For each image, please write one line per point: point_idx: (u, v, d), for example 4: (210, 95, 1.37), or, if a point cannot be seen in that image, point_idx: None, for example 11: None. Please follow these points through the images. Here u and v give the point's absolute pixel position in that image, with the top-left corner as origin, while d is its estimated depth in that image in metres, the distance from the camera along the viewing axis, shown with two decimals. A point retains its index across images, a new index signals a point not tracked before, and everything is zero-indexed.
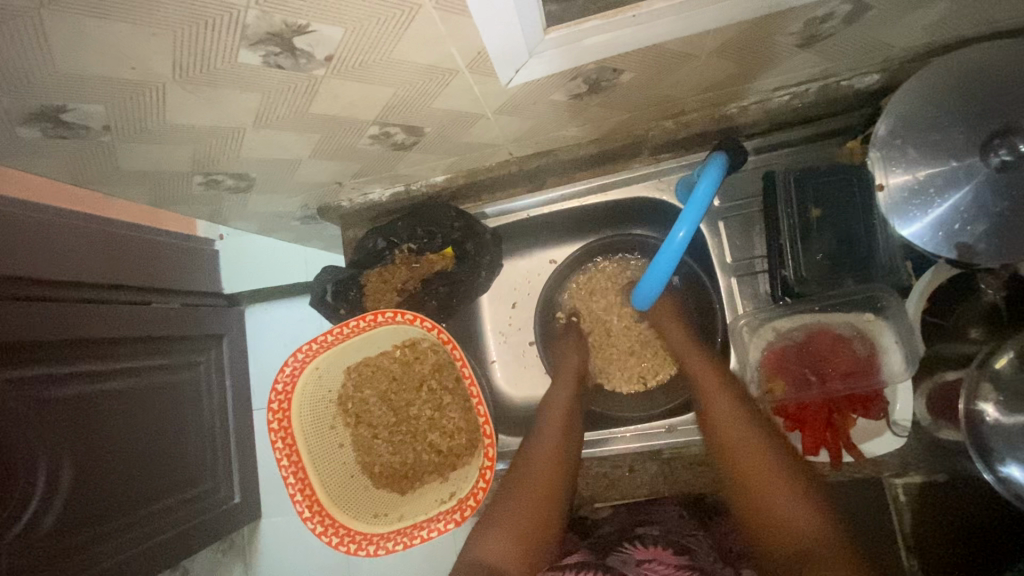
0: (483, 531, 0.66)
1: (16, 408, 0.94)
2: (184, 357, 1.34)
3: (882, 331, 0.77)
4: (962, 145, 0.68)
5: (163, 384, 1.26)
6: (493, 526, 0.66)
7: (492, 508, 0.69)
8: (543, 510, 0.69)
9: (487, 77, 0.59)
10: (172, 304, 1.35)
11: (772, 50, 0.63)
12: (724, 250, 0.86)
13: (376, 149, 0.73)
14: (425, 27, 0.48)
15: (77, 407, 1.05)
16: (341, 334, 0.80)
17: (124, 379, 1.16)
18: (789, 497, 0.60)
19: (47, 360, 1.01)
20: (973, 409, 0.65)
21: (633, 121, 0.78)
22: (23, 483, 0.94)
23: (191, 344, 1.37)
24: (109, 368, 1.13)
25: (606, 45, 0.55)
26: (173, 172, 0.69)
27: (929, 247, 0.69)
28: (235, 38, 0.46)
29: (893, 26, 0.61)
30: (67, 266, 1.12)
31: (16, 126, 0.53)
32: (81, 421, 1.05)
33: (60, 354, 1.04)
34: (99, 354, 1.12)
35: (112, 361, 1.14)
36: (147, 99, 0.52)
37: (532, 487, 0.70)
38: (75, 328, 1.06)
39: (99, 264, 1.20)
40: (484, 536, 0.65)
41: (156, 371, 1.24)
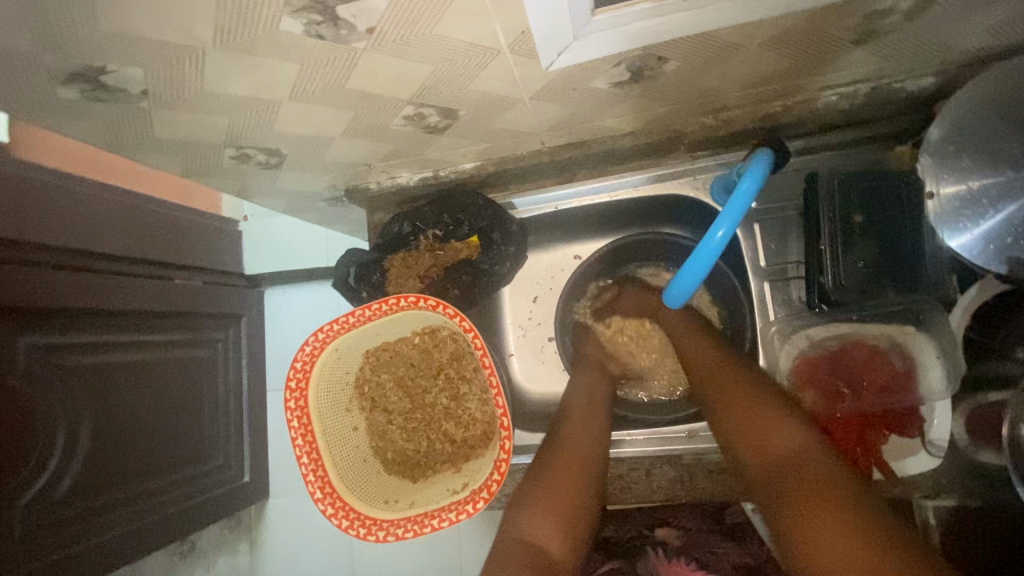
0: (523, 512, 0.66)
1: (39, 371, 0.96)
2: (203, 334, 1.35)
3: (923, 345, 0.74)
4: (1019, 154, 0.65)
5: (181, 359, 1.27)
6: (535, 510, 0.65)
7: (522, 496, 0.68)
8: (577, 497, 0.67)
9: (528, 59, 0.57)
10: (194, 281, 1.35)
11: (826, 44, 0.60)
12: (759, 253, 0.84)
13: (409, 131, 0.72)
14: (470, 1, 0.46)
15: (98, 376, 1.07)
16: (363, 316, 0.80)
17: (144, 351, 1.17)
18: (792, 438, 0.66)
19: (71, 325, 1.03)
20: (1016, 434, 0.62)
21: (672, 116, 0.76)
22: (42, 450, 0.95)
23: (209, 322, 1.39)
24: (130, 339, 1.14)
25: (654, 31, 0.53)
26: (206, 143, 0.69)
27: (977, 261, 0.66)
28: (279, 4, 0.45)
29: (957, 25, 0.58)
30: (94, 235, 1.13)
31: (57, 86, 0.53)
32: (100, 389, 1.07)
33: (82, 323, 1.05)
34: (120, 325, 1.13)
35: (132, 333, 1.15)
36: (185, 66, 0.52)
37: (563, 477, 0.69)
38: (98, 296, 1.08)
39: (126, 235, 1.21)
40: (529, 520, 0.64)
41: (174, 346, 1.25)
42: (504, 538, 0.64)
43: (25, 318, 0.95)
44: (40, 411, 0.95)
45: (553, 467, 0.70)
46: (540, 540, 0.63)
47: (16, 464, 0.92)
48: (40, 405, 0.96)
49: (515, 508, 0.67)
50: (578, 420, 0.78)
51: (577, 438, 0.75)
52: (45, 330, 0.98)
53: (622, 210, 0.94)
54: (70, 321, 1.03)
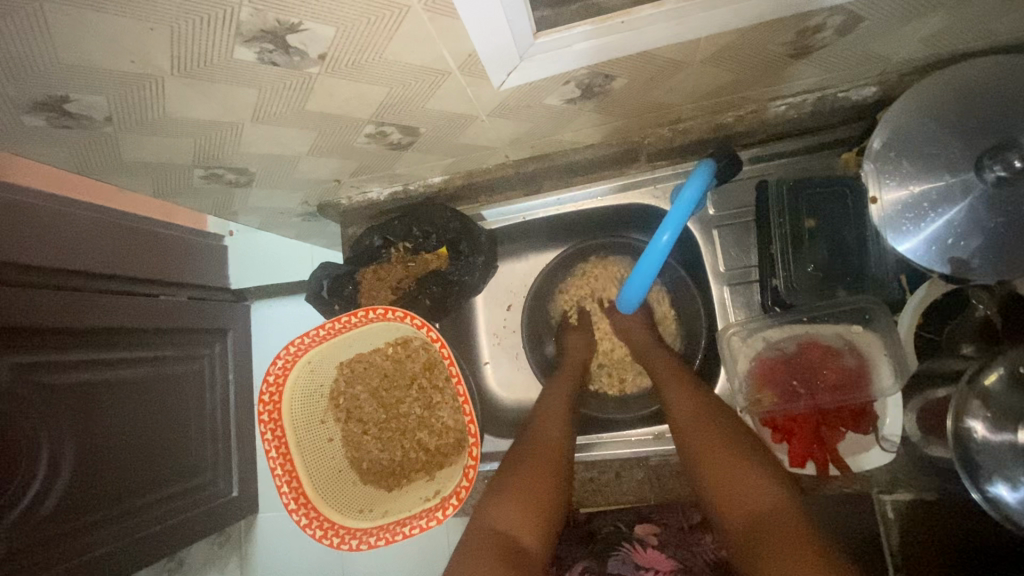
0: (497, 500, 0.67)
1: (21, 391, 0.97)
2: (189, 349, 1.37)
3: (872, 343, 0.76)
4: (957, 158, 0.67)
5: (166, 375, 1.28)
6: (507, 498, 0.67)
7: (495, 490, 0.69)
8: (549, 489, 0.69)
9: (480, 79, 0.60)
10: (179, 297, 1.37)
11: (765, 59, 0.63)
12: (718, 258, 0.87)
13: (373, 148, 0.75)
14: (415, 27, 0.49)
15: (81, 393, 1.07)
16: (334, 329, 0.81)
17: (129, 368, 1.18)
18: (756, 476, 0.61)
19: (55, 344, 1.04)
20: (961, 427, 0.63)
21: (629, 128, 0.79)
22: (25, 468, 0.96)
23: (194, 337, 1.40)
24: (116, 357, 1.15)
25: (598, 50, 0.56)
26: (174, 164, 0.71)
27: (922, 262, 0.68)
28: (231, 34, 0.47)
29: (887, 38, 0.61)
30: (77, 254, 1.14)
31: (23, 115, 0.55)
32: (85, 407, 1.08)
33: (66, 342, 1.06)
34: (106, 344, 1.14)
35: (118, 351, 1.16)
36: (147, 93, 0.54)
37: (536, 469, 0.70)
38: (85, 316, 1.09)
39: (110, 254, 1.22)
40: (501, 507, 0.66)
41: (160, 362, 1.26)
42: (477, 526, 0.65)
43: (8, 338, 0.96)
44: (24, 430, 0.96)
45: (528, 457, 0.72)
46: (511, 528, 0.64)
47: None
48: (23, 423, 0.96)
49: (489, 497, 0.68)
50: (554, 409, 0.80)
51: (550, 428, 0.77)
52: (28, 349, 0.99)
53: (589, 218, 0.97)
54: (54, 339, 1.04)
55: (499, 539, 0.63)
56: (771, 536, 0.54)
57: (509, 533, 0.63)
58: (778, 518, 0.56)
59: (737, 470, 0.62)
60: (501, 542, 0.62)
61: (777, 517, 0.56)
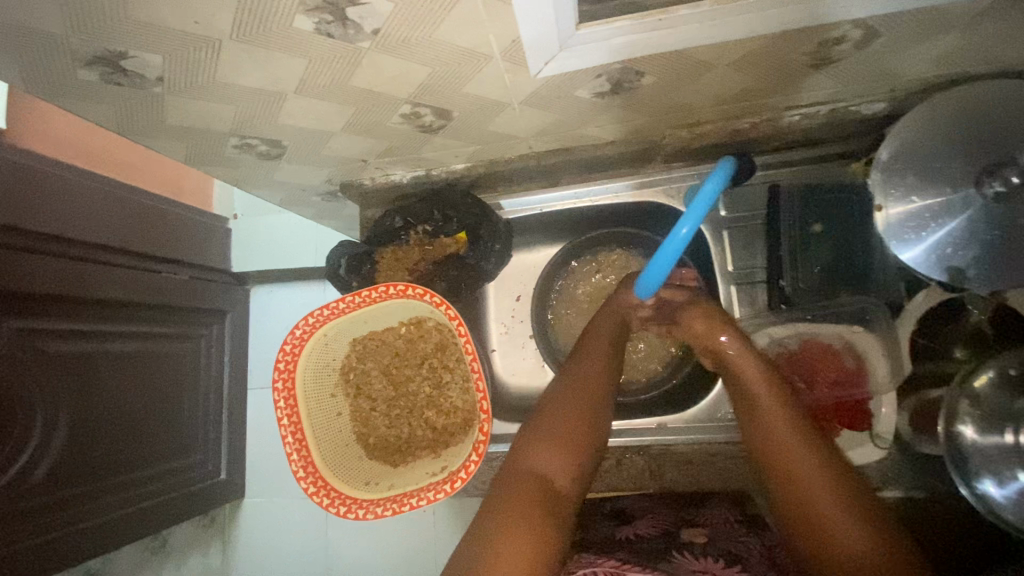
0: (534, 450, 0.72)
1: (20, 355, 0.97)
2: (187, 328, 1.37)
3: (871, 343, 0.80)
4: (959, 174, 0.71)
5: (162, 352, 1.28)
6: (545, 445, 0.72)
7: (536, 428, 0.75)
8: (584, 440, 0.74)
9: (518, 67, 0.63)
10: (180, 275, 1.37)
11: (786, 67, 0.67)
12: (726, 257, 0.90)
13: (405, 129, 0.77)
14: (468, 10, 0.52)
15: (78, 364, 1.08)
16: (352, 303, 0.83)
17: (125, 343, 1.18)
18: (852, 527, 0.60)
19: (55, 313, 1.04)
20: (951, 431, 0.67)
21: (649, 128, 0.82)
22: (18, 434, 0.96)
23: (192, 316, 1.40)
24: (113, 330, 1.16)
25: (632, 44, 0.59)
26: (211, 131, 0.73)
27: (922, 270, 0.72)
28: (294, 3, 0.50)
29: (901, 55, 0.65)
30: (86, 225, 1.15)
31: (79, 68, 0.57)
32: (80, 377, 1.08)
33: (68, 311, 1.07)
34: (105, 315, 1.15)
35: (117, 323, 1.17)
36: (203, 56, 0.56)
37: (573, 414, 0.75)
38: (87, 286, 1.09)
39: (117, 228, 1.23)
40: (537, 456, 0.71)
41: (156, 338, 1.27)
42: (517, 468, 0.70)
43: (10, 303, 0.96)
44: (18, 396, 0.96)
45: (564, 412, 0.75)
46: (549, 471, 0.70)
47: None
48: (17, 388, 0.96)
49: (530, 440, 0.73)
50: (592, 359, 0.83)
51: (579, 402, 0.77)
52: (26, 314, 0.99)
53: (603, 214, 1.00)
54: (53, 308, 1.04)
55: (540, 482, 0.68)
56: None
57: (546, 476, 0.69)
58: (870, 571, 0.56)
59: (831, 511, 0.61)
60: (541, 481, 0.68)
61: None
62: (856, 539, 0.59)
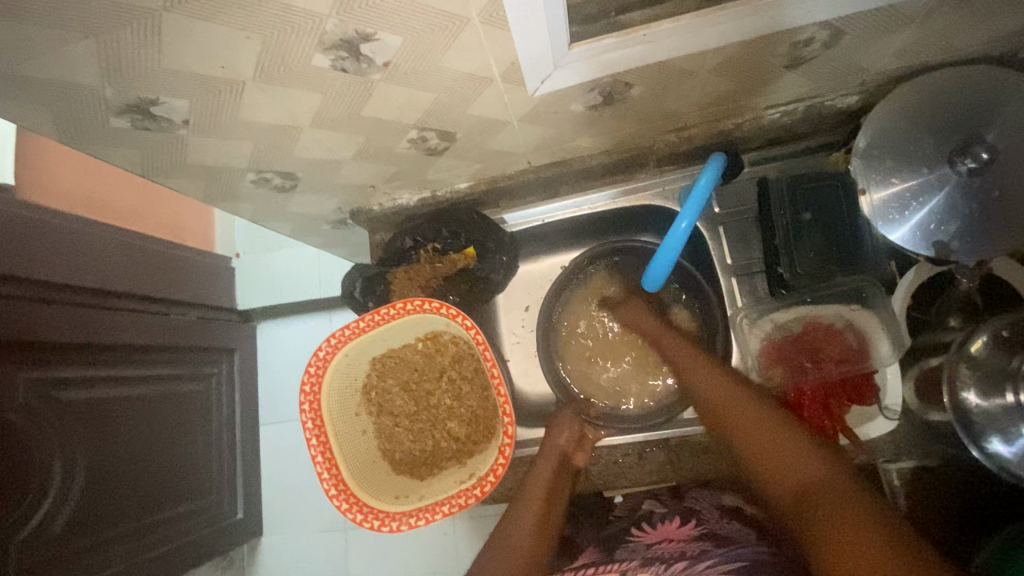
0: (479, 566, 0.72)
1: (37, 405, 0.99)
2: (198, 368, 1.40)
3: (870, 321, 0.82)
4: (932, 154, 0.76)
5: (174, 393, 1.31)
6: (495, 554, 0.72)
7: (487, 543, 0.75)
8: (537, 542, 0.74)
9: (517, 87, 0.68)
10: (188, 317, 1.41)
11: (763, 69, 0.72)
12: (725, 252, 0.94)
13: (411, 153, 0.82)
14: (470, 38, 0.57)
15: (94, 409, 1.10)
16: (373, 321, 0.87)
17: (139, 386, 1.21)
18: (808, 458, 0.65)
19: (69, 361, 1.07)
20: (958, 399, 0.70)
21: (640, 135, 0.88)
22: (37, 485, 0.97)
23: (203, 356, 1.43)
24: (127, 374, 1.18)
25: (621, 59, 0.64)
26: (230, 167, 0.77)
27: (911, 247, 0.76)
28: (313, 43, 0.54)
29: (867, 51, 0.71)
30: (98, 273, 1.19)
31: (111, 117, 0.61)
32: (96, 423, 1.10)
33: (81, 358, 1.09)
34: (118, 360, 1.17)
35: (129, 367, 1.20)
36: (226, 97, 0.61)
37: (528, 522, 0.77)
38: (98, 331, 1.13)
39: (128, 275, 1.27)
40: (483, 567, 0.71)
41: (168, 380, 1.29)
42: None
43: (24, 352, 0.99)
44: (37, 445, 0.98)
45: (514, 523, 0.77)
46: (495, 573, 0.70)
47: (11, 498, 0.94)
48: (36, 436, 0.98)
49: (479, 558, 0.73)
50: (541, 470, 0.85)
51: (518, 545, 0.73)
52: (42, 363, 1.02)
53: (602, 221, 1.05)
54: (67, 355, 1.07)
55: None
56: (829, 504, 0.58)
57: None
58: (827, 488, 0.60)
59: (797, 452, 0.66)
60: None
61: (839, 487, 0.60)
62: (807, 471, 0.63)
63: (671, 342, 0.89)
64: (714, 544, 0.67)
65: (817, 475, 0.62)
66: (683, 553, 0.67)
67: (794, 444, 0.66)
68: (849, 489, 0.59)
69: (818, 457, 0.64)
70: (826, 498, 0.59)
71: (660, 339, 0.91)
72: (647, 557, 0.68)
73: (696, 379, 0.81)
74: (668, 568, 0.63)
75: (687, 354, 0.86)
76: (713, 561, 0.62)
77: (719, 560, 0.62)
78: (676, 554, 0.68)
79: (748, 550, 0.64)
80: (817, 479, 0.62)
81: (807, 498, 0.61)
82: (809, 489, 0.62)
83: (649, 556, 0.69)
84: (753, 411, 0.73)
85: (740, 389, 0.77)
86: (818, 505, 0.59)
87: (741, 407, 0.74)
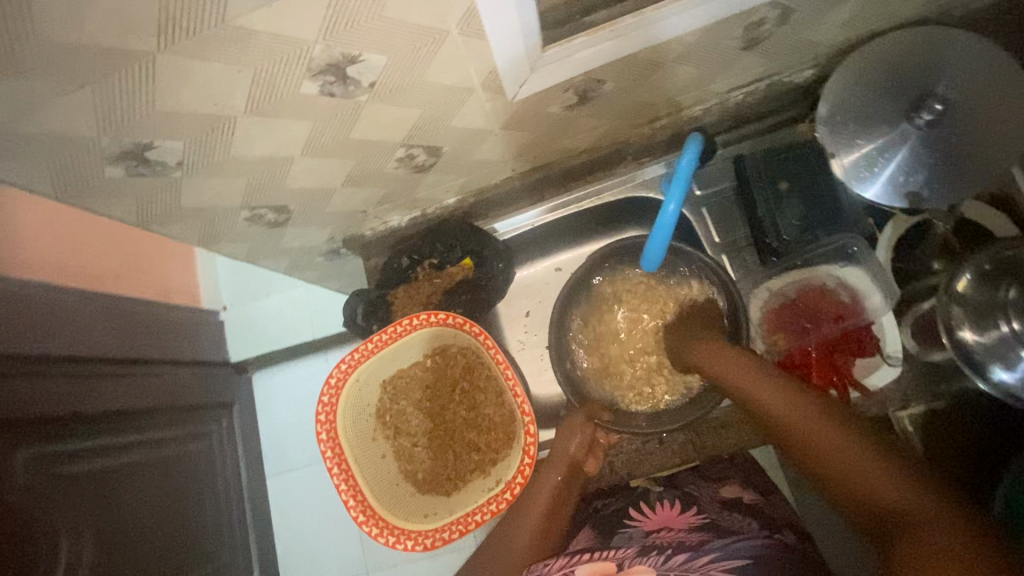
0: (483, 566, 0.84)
1: (40, 482, 0.97)
2: (198, 426, 1.37)
3: (859, 276, 0.85)
4: (890, 112, 0.81)
5: (177, 454, 1.28)
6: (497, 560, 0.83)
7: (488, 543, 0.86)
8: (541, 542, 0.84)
9: (497, 94, 0.71)
10: (184, 375, 1.39)
11: (724, 53, 0.77)
12: (711, 230, 0.96)
13: (399, 173, 0.84)
14: (450, 51, 0.60)
15: (99, 480, 1.07)
16: (381, 341, 0.88)
17: (141, 451, 1.18)
18: (888, 478, 0.62)
19: (68, 434, 1.05)
20: (956, 339, 0.72)
21: (615, 130, 0.91)
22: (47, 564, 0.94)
23: (202, 413, 1.40)
24: (128, 440, 1.16)
25: (593, 57, 0.68)
26: (224, 207, 0.78)
27: (885, 201, 0.80)
28: (301, 71, 0.57)
29: (816, 25, 0.76)
30: (89, 342, 1.17)
31: (106, 167, 0.62)
32: (103, 493, 1.07)
33: (79, 430, 1.07)
34: (118, 427, 1.15)
35: (130, 432, 1.18)
36: (219, 134, 0.62)
37: (533, 526, 0.85)
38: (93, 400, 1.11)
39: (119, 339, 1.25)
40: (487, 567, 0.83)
41: (170, 441, 1.27)
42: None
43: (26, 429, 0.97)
44: (44, 525, 0.95)
45: (518, 527, 0.86)
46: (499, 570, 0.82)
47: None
48: (43, 516, 0.95)
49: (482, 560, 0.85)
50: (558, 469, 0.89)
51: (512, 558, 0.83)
52: (42, 437, 1.00)
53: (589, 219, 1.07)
54: (66, 428, 1.05)
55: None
56: (916, 525, 0.56)
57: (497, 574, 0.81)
58: (908, 510, 0.58)
59: (874, 470, 0.64)
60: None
61: (922, 511, 0.57)
62: (896, 493, 0.60)
63: (711, 345, 0.84)
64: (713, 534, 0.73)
65: (897, 496, 0.60)
66: (680, 544, 0.73)
67: (866, 463, 0.65)
68: (936, 510, 0.57)
69: (900, 479, 0.61)
70: (910, 520, 0.57)
71: (694, 348, 0.86)
72: (644, 545, 0.75)
73: (741, 385, 0.77)
74: (668, 559, 0.68)
75: (723, 357, 0.81)
76: (713, 554, 0.68)
77: (717, 550, 0.69)
78: (674, 542, 0.74)
79: (747, 541, 0.70)
80: (897, 500, 0.60)
81: (886, 517, 0.60)
82: (892, 511, 0.60)
83: (645, 544, 0.75)
84: (812, 422, 0.71)
85: (803, 401, 0.73)
86: (903, 526, 0.57)
87: (807, 423, 0.71)
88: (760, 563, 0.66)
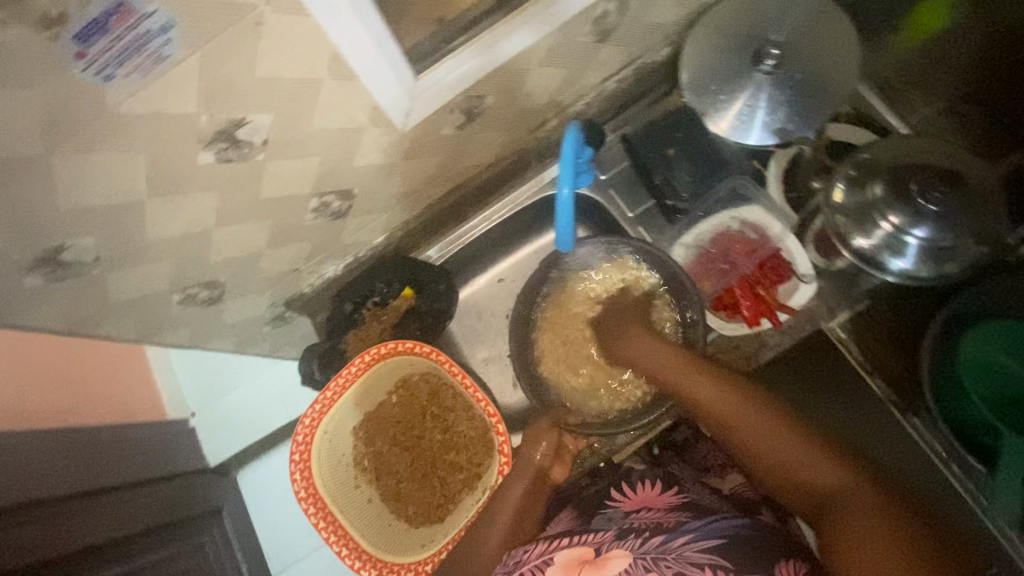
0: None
1: None
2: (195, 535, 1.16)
3: (757, 210, 0.93)
4: (741, 65, 0.90)
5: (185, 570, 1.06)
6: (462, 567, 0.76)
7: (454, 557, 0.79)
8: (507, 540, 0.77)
9: (387, 127, 0.76)
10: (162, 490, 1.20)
11: (583, 49, 0.86)
12: (622, 206, 1.03)
13: (319, 223, 0.88)
14: (328, 96, 0.65)
15: None
16: (339, 387, 0.89)
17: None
18: (820, 462, 0.66)
19: None
20: (853, 246, 0.79)
21: (511, 139, 0.99)
22: None
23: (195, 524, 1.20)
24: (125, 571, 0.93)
25: (464, 75, 0.75)
26: (154, 293, 0.80)
27: (759, 141, 0.89)
28: (193, 143, 0.61)
29: (652, 10, 0.86)
30: (47, 481, 0.99)
31: (24, 277, 0.64)
32: None
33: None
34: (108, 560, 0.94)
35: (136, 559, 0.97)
36: (129, 220, 0.65)
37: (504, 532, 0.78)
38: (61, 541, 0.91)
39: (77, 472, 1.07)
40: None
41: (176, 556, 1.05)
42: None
43: None
44: None
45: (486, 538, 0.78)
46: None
47: None
48: None
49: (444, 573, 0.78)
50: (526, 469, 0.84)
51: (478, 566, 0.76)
52: None
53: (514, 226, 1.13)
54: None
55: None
56: (847, 510, 0.61)
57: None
58: (841, 495, 0.63)
59: (801, 457, 0.68)
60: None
61: (854, 493, 0.62)
62: (826, 478, 0.65)
63: (647, 344, 0.88)
64: (692, 513, 0.71)
65: (829, 482, 0.65)
66: (659, 526, 0.71)
67: (795, 447, 0.69)
68: (867, 492, 0.62)
69: (829, 463, 0.66)
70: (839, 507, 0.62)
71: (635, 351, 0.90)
72: (623, 528, 0.74)
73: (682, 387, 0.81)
74: (645, 542, 0.69)
75: (660, 357, 0.85)
76: (689, 534, 0.68)
77: (693, 531, 0.68)
78: (652, 525, 0.72)
79: (722, 519, 0.69)
80: (828, 486, 0.65)
81: (817, 504, 0.64)
82: (821, 498, 0.64)
83: (625, 526, 0.74)
84: (749, 416, 0.73)
85: (734, 390, 0.76)
86: (833, 511, 0.62)
87: (737, 413, 0.74)
88: (736, 544, 0.65)
